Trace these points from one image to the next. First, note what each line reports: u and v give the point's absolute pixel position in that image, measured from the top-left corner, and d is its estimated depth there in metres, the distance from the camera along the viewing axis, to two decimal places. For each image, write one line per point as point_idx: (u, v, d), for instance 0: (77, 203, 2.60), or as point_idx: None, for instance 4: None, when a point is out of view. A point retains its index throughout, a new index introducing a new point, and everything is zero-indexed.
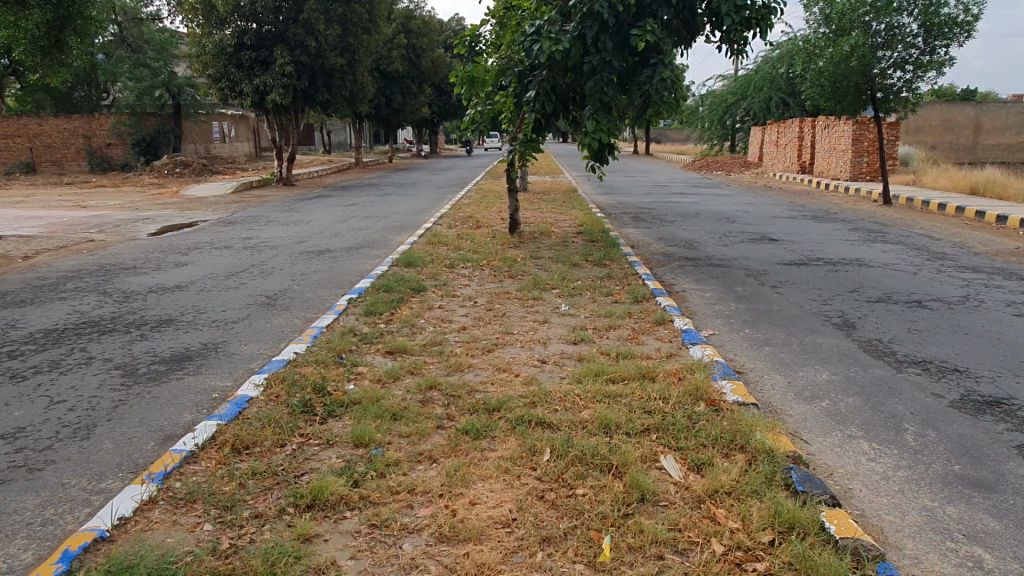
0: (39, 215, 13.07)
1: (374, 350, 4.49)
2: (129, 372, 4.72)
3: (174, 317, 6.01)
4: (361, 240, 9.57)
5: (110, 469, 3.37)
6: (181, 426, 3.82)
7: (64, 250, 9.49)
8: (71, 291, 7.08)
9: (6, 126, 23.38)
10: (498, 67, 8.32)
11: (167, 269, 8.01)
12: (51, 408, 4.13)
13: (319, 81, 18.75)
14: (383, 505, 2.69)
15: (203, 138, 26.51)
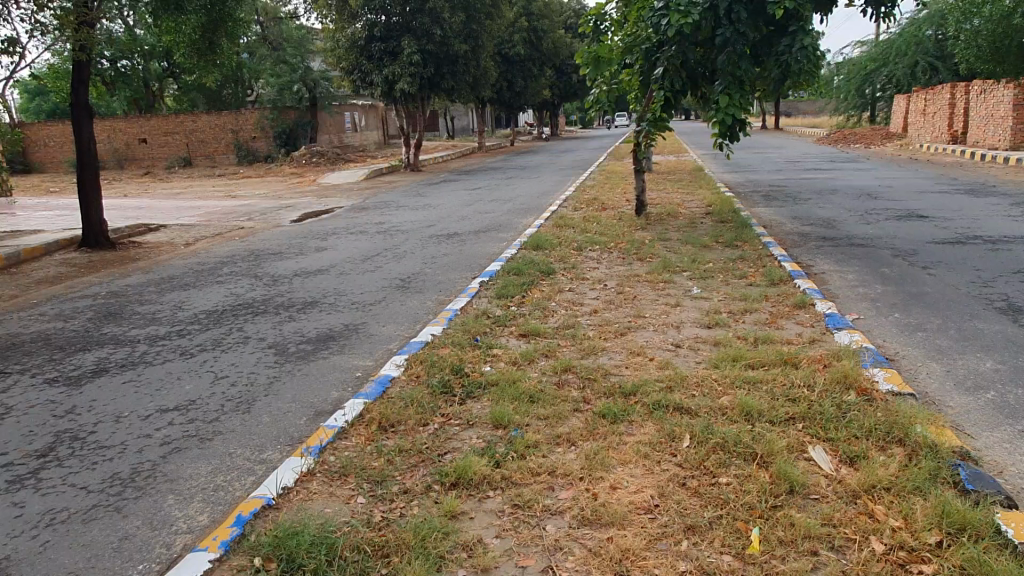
0: (197, 205, 14.27)
1: (508, 333, 4.56)
2: (281, 350, 5.06)
3: (318, 299, 6.37)
4: (488, 224, 9.74)
5: (270, 441, 3.64)
6: (329, 402, 4.06)
7: (219, 237, 10.31)
8: (227, 275, 7.67)
9: (168, 124, 25.91)
10: (625, 45, 8.14)
11: (310, 254, 8.50)
12: (216, 383, 4.50)
13: (444, 68, 19.13)
14: (525, 486, 2.74)
15: (337, 128, 27.87)
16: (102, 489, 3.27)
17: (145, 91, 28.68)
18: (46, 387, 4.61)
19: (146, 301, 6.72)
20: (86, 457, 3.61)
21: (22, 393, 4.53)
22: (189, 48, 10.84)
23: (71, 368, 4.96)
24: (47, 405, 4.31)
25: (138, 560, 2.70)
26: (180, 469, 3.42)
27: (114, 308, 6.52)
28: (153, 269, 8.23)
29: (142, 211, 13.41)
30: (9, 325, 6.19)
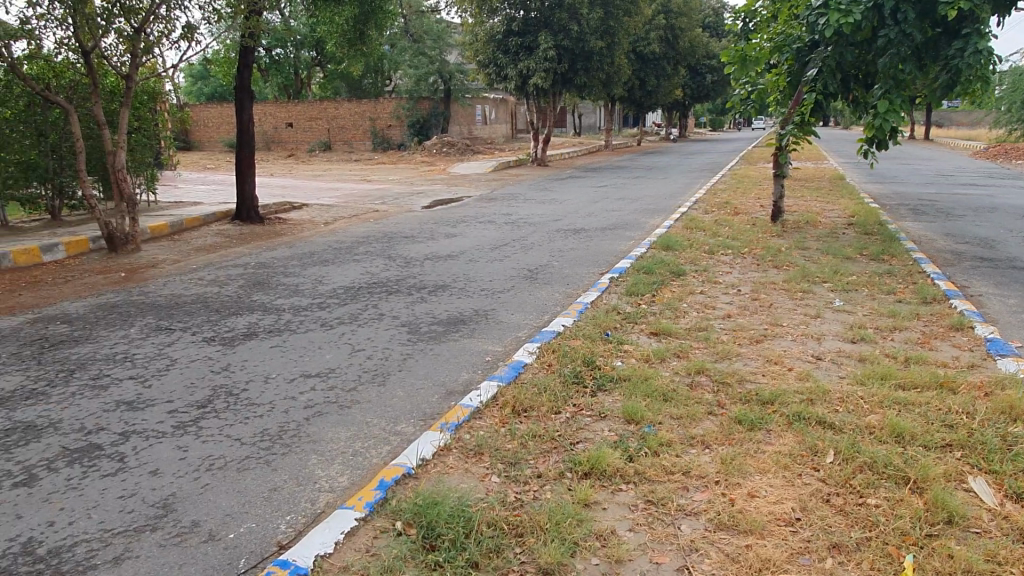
0: (336, 187, 15.02)
1: (638, 330, 4.52)
2: (414, 329, 5.25)
3: (449, 283, 6.56)
4: (615, 221, 9.67)
5: (405, 414, 3.79)
6: (460, 382, 4.18)
7: (356, 218, 10.81)
8: (364, 254, 8.03)
9: (313, 110, 27.46)
10: (774, 44, 7.77)
11: (441, 240, 8.76)
12: (354, 354, 4.74)
13: (577, 64, 19.10)
14: (659, 484, 2.71)
15: (467, 120, 28.52)
16: (253, 442, 3.52)
17: (294, 79, 30.49)
18: (204, 345, 5.01)
19: (290, 273, 7.15)
20: (239, 411, 3.89)
21: (184, 348, 4.95)
22: (341, 38, 11.46)
23: (226, 329, 5.36)
24: (205, 361, 4.68)
25: (286, 511, 2.89)
26: (322, 432, 3.62)
27: (262, 278, 6.98)
28: (296, 245, 8.75)
29: (286, 190, 14.28)
30: (173, 286, 6.77)
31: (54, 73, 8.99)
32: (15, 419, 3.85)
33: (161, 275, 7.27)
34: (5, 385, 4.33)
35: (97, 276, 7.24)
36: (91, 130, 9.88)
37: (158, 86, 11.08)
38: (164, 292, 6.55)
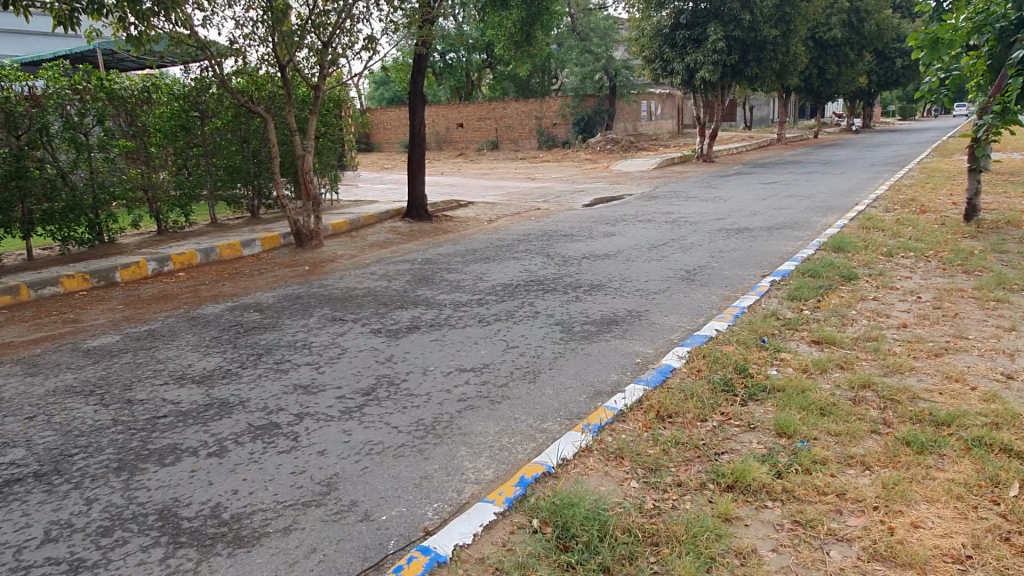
0: (501, 185, 15.47)
1: (799, 337, 4.29)
2: (567, 328, 5.32)
3: (604, 283, 6.56)
4: (784, 220, 9.16)
5: (552, 413, 3.85)
6: (608, 384, 4.18)
7: (517, 216, 11.08)
8: (523, 252, 8.23)
9: (482, 111, 28.45)
10: (975, 23, 7.02)
11: (599, 238, 8.76)
12: (508, 351, 4.88)
13: (749, 55, 18.27)
14: (809, 504, 2.57)
15: (633, 116, 28.20)
16: (409, 431, 3.75)
17: (466, 81, 31.72)
18: (372, 336, 5.38)
19: (453, 270, 7.48)
20: (398, 401, 4.16)
21: (354, 339, 5.35)
22: (508, 40, 11.77)
23: (392, 322, 5.73)
24: (372, 352, 5.04)
25: (434, 499, 3.06)
26: (472, 425, 3.78)
27: (427, 274, 7.37)
28: (460, 242, 9.12)
29: (454, 189, 14.90)
30: (348, 279, 7.32)
31: (256, 86, 10.01)
32: (213, 395, 4.37)
33: (339, 269, 7.88)
34: (206, 365, 4.91)
35: (286, 269, 7.98)
36: (285, 136, 10.91)
37: (343, 94, 11.97)
38: (341, 285, 7.10)
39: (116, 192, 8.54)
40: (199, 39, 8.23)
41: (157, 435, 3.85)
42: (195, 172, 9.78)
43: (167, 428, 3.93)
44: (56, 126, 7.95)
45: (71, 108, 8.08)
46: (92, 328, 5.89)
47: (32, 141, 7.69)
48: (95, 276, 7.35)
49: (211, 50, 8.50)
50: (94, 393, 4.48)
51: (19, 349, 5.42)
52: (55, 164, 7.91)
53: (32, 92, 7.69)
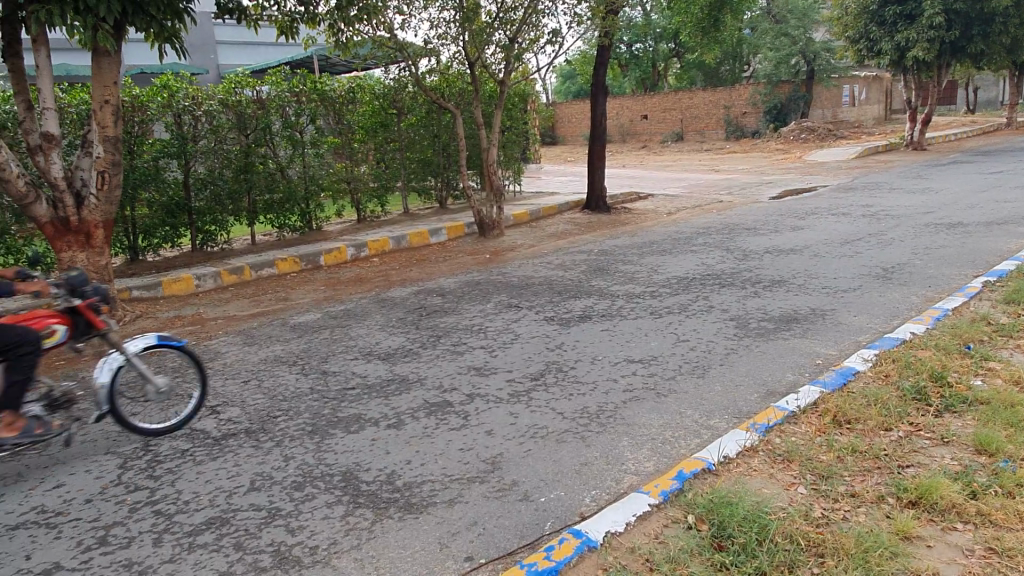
0: (684, 178, 15.07)
1: (1013, 346, 3.80)
2: (743, 324, 5.10)
3: (787, 279, 6.20)
4: (1008, 215, 8.11)
5: (719, 410, 3.73)
6: (783, 384, 3.97)
7: (698, 209, 10.75)
8: (701, 245, 7.99)
9: (668, 102, 27.90)
10: None
11: (785, 232, 8.28)
12: (677, 345, 4.78)
13: (974, 29, 16.26)
14: (1008, 531, 2.29)
15: (832, 102, 26.21)
16: (573, 418, 3.81)
17: (652, 71, 31.23)
18: (544, 324, 5.51)
19: (628, 261, 7.43)
20: (565, 387, 4.23)
21: (527, 325, 5.51)
22: (695, 27, 11.44)
23: (564, 311, 5.82)
24: (543, 339, 5.16)
25: (592, 487, 3.09)
26: (635, 416, 3.76)
27: (601, 265, 7.38)
28: (637, 234, 9.04)
29: (635, 181, 14.76)
30: (525, 268, 7.53)
31: (448, 83, 10.53)
32: (395, 372, 4.71)
33: (518, 258, 8.13)
34: (392, 344, 5.30)
35: (468, 257, 8.37)
36: (473, 130, 11.41)
37: (528, 89, 12.25)
38: (518, 273, 7.32)
39: (324, 184, 9.45)
40: (398, 41, 8.84)
41: (345, 404, 4.23)
42: (391, 166, 10.50)
43: (355, 399, 4.30)
44: (276, 126, 8.89)
45: (289, 109, 8.97)
46: (299, 306, 6.56)
47: (257, 139, 8.70)
48: (303, 260, 8.17)
49: (408, 51, 9.09)
50: (296, 363, 5.01)
51: (241, 322, 6.17)
52: (275, 159, 8.91)
53: (258, 95, 8.63)
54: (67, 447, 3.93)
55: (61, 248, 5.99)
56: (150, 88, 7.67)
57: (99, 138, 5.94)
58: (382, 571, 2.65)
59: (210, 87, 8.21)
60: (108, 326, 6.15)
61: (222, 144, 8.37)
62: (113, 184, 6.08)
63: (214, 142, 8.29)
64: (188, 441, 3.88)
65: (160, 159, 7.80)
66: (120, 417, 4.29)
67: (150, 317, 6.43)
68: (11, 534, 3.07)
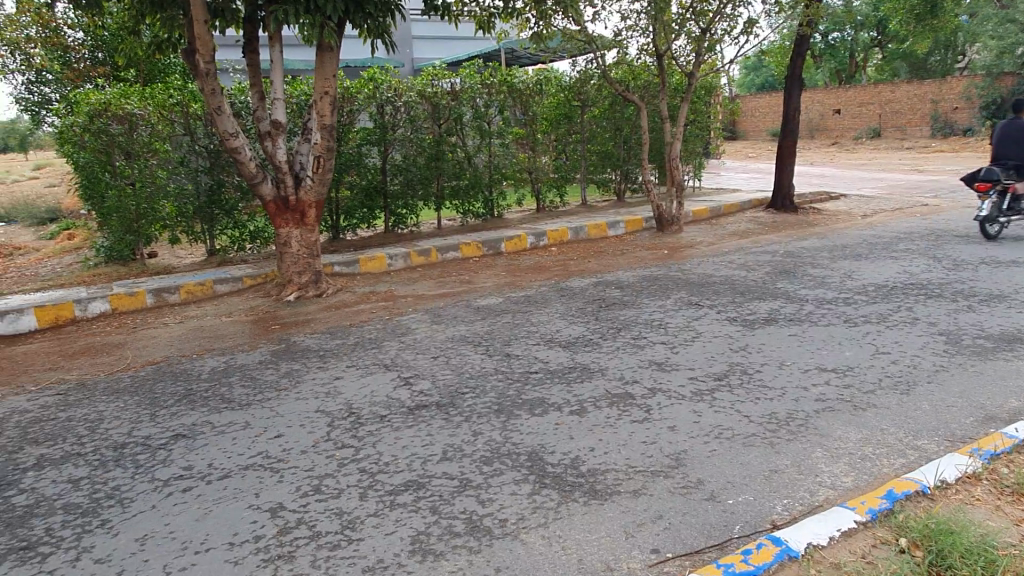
0: (881, 178, 13.95)
1: None
2: (955, 340, 4.66)
3: (1008, 294, 5.58)
4: None
5: (928, 430, 3.45)
6: (1005, 411, 3.60)
7: (897, 212, 9.92)
8: (903, 251, 7.37)
9: (865, 95, 25.94)
10: None
11: (1005, 242, 7.43)
12: (877, 357, 4.47)
13: None
14: None
15: None
16: (761, 422, 3.68)
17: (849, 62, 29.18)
18: (727, 324, 5.35)
19: (818, 265, 7.02)
20: (752, 391, 4.10)
21: (709, 324, 5.38)
22: None
23: (749, 312, 5.62)
24: (726, 339, 5.02)
25: (783, 495, 2.98)
26: (831, 428, 3.56)
27: (788, 267, 7.04)
28: (827, 236, 8.52)
29: (824, 180, 13.87)
30: (706, 266, 7.35)
31: (634, 75, 10.45)
32: (576, 360, 4.79)
33: (698, 255, 7.95)
34: (572, 332, 5.39)
35: (646, 252, 8.30)
36: (656, 123, 11.26)
37: (715, 81, 11.88)
38: (699, 271, 7.17)
39: (507, 172, 9.77)
40: (587, 34, 8.89)
41: (529, 387, 4.37)
42: (572, 157, 10.63)
43: (538, 383, 4.43)
44: (467, 116, 9.28)
45: (479, 100, 9.33)
46: (482, 290, 6.84)
47: (449, 129, 9.13)
48: (486, 245, 8.49)
49: (597, 44, 9.12)
50: (482, 344, 5.24)
51: (429, 301, 6.54)
52: (464, 148, 9.32)
53: (453, 87, 9.04)
54: (284, 402, 4.39)
55: (281, 224, 6.70)
56: (358, 81, 8.29)
57: (318, 126, 6.52)
58: (569, 551, 2.72)
59: (410, 79, 8.72)
60: (314, 297, 6.77)
61: (417, 133, 8.87)
62: (327, 168, 6.65)
63: (410, 130, 8.80)
64: (386, 408, 4.19)
65: (362, 146, 8.47)
66: (327, 380, 4.71)
67: (349, 291, 6.99)
68: (242, 473, 3.49)
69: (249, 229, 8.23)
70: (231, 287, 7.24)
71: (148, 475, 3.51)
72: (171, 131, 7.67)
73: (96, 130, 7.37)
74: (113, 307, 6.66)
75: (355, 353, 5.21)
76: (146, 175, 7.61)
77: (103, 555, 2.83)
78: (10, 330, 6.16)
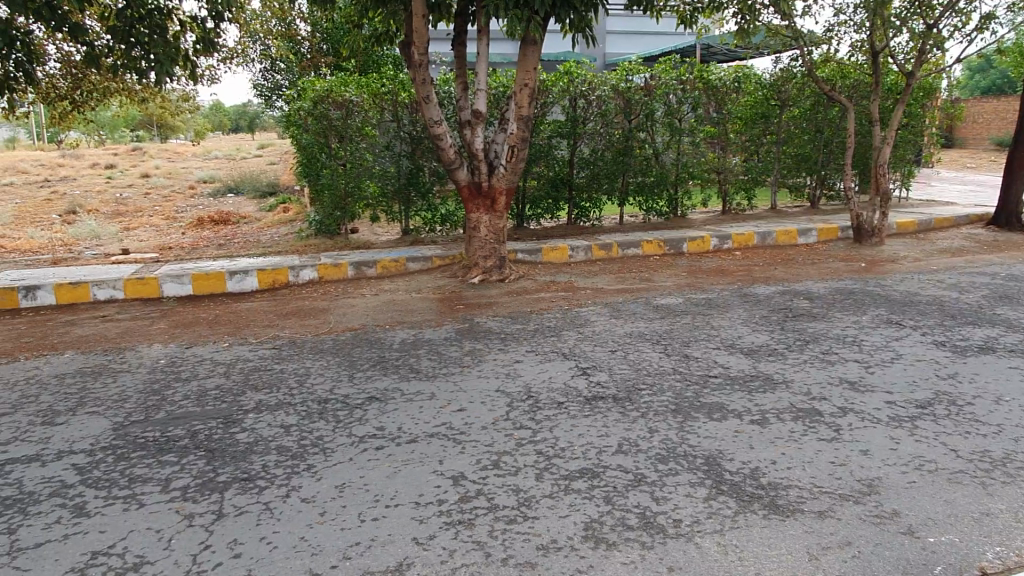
0: None
1: None
2: None
3: None
4: None
5: None
6: None
7: None
8: None
9: None
10: None
11: None
12: None
13: None
14: None
15: None
16: (971, 459, 3.34)
17: None
18: (933, 348, 4.90)
19: None
20: (961, 424, 3.73)
21: (912, 346, 4.95)
22: None
23: (960, 337, 5.10)
24: (932, 364, 4.59)
25: (995, 542, 2.70)
26: None
27: (1011, 292, 6.29)
28: None
29: None
30: (911, 284, 6.74)
31: (842, 74, 9.78)
32: (759, 369, 4.61)
33: (901, 271, 7.31)
34: (755, 340, 5.18)
35: (840, 263, 7.76)
36: (863, 127, 10.47)
37: (937, 82, 10.81)
38: (901, 288, 6.60)
39: (694, 171, 9.53)
40: (795, 29, 8.45)
41: (708, 391, 4.27)
42: (765, 159, 10.16)
43: (718, 388, 4.31)
44: (659, 112, 9.15)
45: (673, 96, 9.14)
46: (661, 288, 6.76)
47: (640, 125, 9.06)
48: (667, 244, 8.36)
49: (804, 40, 8.64)
50: (660, 342, 5.18)
51: (608, 295, 6.56)
52: (653, 145, 9.21)
53: (647, 82, 8.94)
54: (467, 378, 4.62)
55: (472, 210, 7.01)
56: (555, 74, 8.45)
57: (516, 117, 6.74)
58: (746, 563, 2.64)
59: (605, 73, 8.74)
60: (497, 281, 7.03)
61: (607, 127, 8.90)
62: (519, 158, 6.86)
63: (600, 124, 8.85)
64: (563, 395, 4.28)
65: (552, 138, 8.65)
66: (507, 361, 4.90)
67: (530, 279, 7.18)
68: (428, 440, 3.73)
69: (441, 212, 8.70)
70: (422, 266, 7.70)
71: (347, 429, 3.85)
72: (380, 117, 8.27)
73: (318, 114, 8.12)
74: (319, 276, 7.33)
75: (534, 339, 5.36)
76: (356, 157, 8.28)
77: (309, 495, 3.15)
78: (236, 287, 7.00)
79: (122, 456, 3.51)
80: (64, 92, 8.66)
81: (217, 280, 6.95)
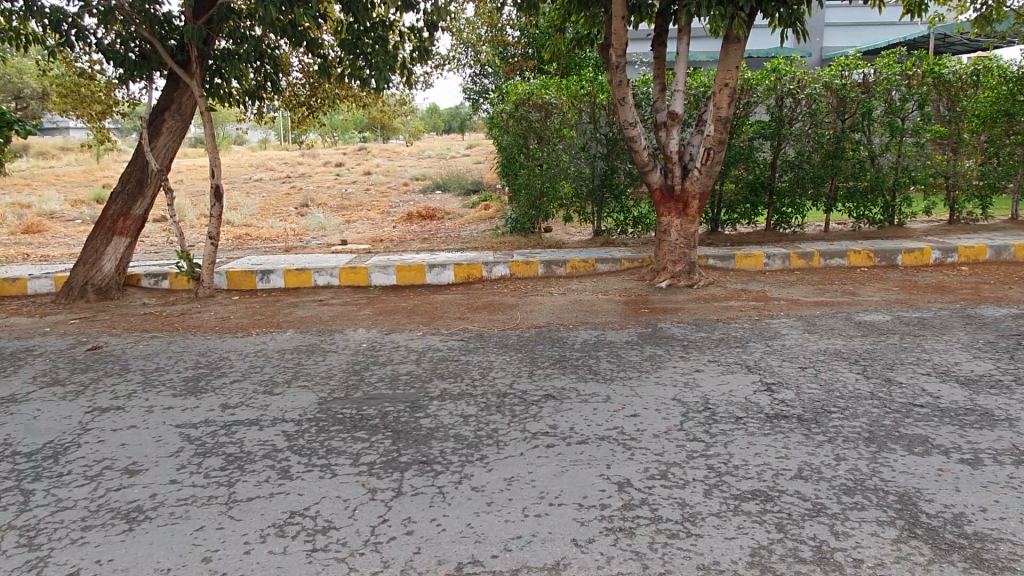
0: None
1: None
2: None
3: None
4: None
5: None
6: None
7: None
8: None
9: None
10: None
11: None
12: None
13: None
14: None
15: None
16: None
17: None
18: None
19: None
20: None
21: None
22: None
23: None
24: None
25: None
26: None
27: None
28: None
29: None
30: None
31: None
32: (975, 401, 4.07)
33: None
34: (975, 368, 4.59)
35: None
36: None
37: None
38: None
39: (917, 175, 8.61)
40: None
41: (910, 421, 3.85)
42: (1008, 163, 8.82)
43: (922, 419, 3.88)
44: (878, 111, 8.36)
45: (896, 92, 8.30)
46: (866, 303, 6.21)
47: (855, 124, 8.35)
48: (878, 255, 7.66)
49: None
50: (858, 363, 4.77)
51: (805, 307, 6.16)
52: (869, 146, 8.45)
53: (866, 79, 8.22)
54: (643, 383, 4.57)
55: (663, 212, 6.90)
56: (761, 72, 8.05)
57: (713, 118, 6.51)
58: None
59: (818, 70, 8.19)
60: (685, 286, 6.86)
61: (818, 127, 8.30)
62: (716, 160, 6.61)
63: (810, 124, 8.27)
64: (743, 410, 4.09)
65: (754, 140, 8.26)
66: (687, 370, 4.77)
67: (720, 286, 6.92)
68: (598, 442, 3.75)
69: (633, 214, 8.65)
70: (611, 267, 7.72)
71: (521, 425, 3.97)
72: (578, 119, 8.38)
73: (519, 116, 8.42)
74: (511, 272, 7.62)
75: (718, 349, 5.17)
76: (553, 157, 8.46)
77: (479, 484, 3.31)
78: (435, 280, 7.49)
79: (324, 428, 3.92)
80: (303, 98, 9.77)
81: (419, 272, 7.48)
